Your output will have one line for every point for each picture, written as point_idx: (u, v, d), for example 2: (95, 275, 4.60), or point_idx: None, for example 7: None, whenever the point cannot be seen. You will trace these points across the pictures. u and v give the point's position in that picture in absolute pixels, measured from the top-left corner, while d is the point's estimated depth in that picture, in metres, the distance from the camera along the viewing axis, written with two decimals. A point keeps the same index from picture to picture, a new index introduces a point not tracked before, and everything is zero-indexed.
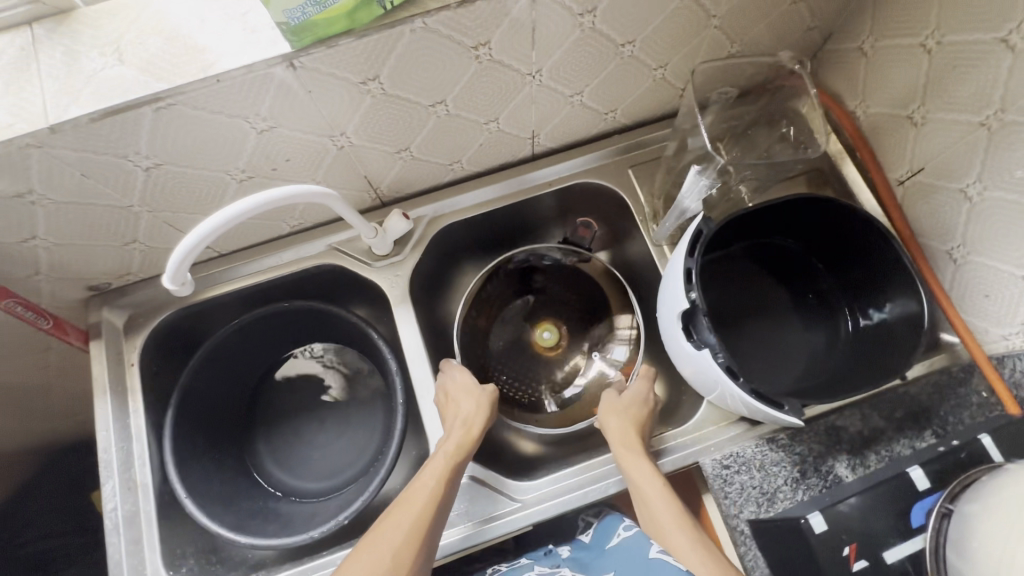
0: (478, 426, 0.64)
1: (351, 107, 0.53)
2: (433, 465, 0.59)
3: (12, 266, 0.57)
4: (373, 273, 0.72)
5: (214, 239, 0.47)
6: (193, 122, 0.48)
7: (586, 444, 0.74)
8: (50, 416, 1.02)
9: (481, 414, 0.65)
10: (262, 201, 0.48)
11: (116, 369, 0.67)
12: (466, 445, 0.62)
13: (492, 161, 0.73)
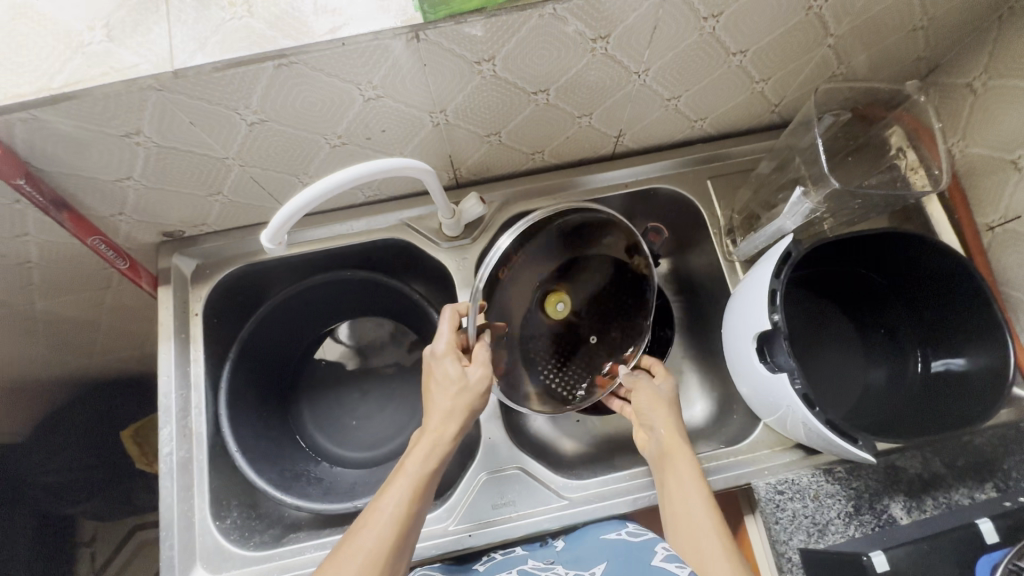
0: (451, 429, 0.58)
1: (460, 84, 0.53)
2: (414, 469, 0.55)
3: (101, 202, 0.58)
4: (439, 253, 0.72)
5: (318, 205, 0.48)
6: (308, 82, 0.48)
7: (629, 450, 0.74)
8: (89, 352, 1.03)
9: (454, 419, 0.58)
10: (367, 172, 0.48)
11: (182, 316, 0.68)
12: (436, 450, 0.57)
13: (572, 156, 0.72)
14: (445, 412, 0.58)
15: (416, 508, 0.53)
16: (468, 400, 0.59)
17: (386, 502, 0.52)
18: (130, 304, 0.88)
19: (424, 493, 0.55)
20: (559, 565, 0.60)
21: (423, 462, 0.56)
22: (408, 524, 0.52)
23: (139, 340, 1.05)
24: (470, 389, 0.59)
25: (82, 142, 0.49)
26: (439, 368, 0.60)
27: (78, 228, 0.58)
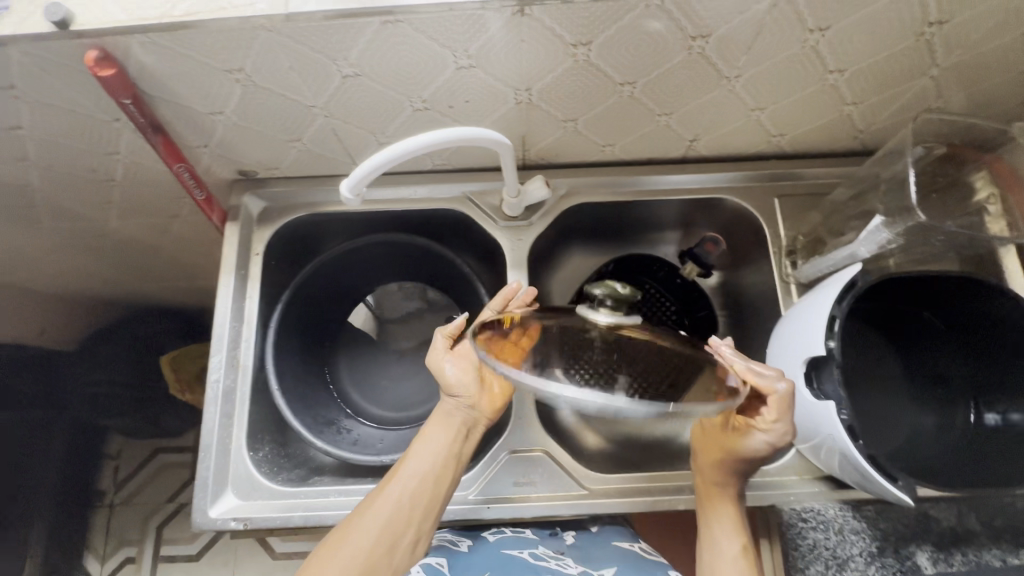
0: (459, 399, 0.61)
1: (552, 65, 0.53)
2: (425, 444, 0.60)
3: (190, 133, 0.60)
4: (496, 230, 0.73)
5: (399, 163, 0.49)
6: (407, 42, 0.49)
7: (653, 455, 0.75)
8: (143, 276, 1.08)
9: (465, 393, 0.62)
10: (450, 137, 0.49)
11: (244, 253, 0.70)
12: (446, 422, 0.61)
13: (643, 154, 0.72)
14: (447, 399, 0.62)
15: (424, 496, 0.57)
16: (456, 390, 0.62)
17: (388, 490, 0.57)
18: (189, 236, 0.92)
19: (432, 479, 0.58)
20: (569, 560, 0.62)
21: (426, 452, 0.59)
22: (422, 494, 0.57)
23: (190, 273, 1.09)
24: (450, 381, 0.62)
25: (186, 72, 0.51)
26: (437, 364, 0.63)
27: (167, 153, 0.59)
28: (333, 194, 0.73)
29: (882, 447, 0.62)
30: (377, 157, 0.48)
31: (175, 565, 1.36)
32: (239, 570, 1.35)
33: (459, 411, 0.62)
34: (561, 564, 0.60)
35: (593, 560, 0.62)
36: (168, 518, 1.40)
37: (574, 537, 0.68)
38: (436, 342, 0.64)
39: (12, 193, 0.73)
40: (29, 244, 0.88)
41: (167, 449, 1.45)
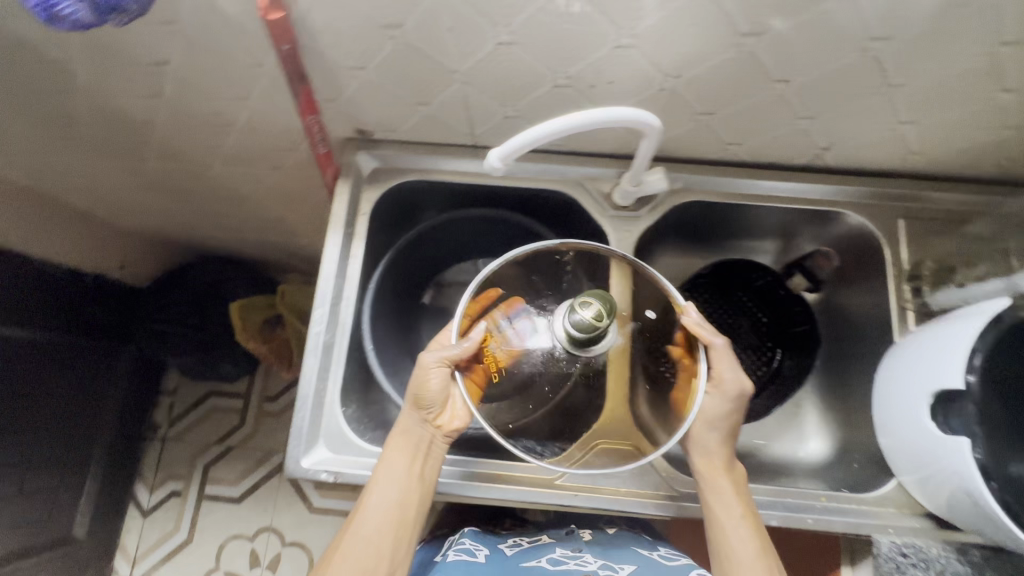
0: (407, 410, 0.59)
1: (712, 54, 0.51)
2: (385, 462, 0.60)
3: (325, 85, 0.60)
4: (602, 218, 0.71)
5: (552, 139, 0.48)
6: (576, 13, 0.47)
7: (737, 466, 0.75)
8: (227, 223, 1.11)
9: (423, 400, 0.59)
10: (611, 116, 0.48)
11: (351, 212, 0.71)
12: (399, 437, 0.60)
13: (766, 157, 0.69)
14: (408, 417, 0.61)
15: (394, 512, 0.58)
16: (427, 402, 0.60)
17: (353, 535, 0.58)
18: (282, 190, 0.93)
19: (395, 514, 0.58)
20: (588, 556, 0.64)
21: (385, 485, 0.59)
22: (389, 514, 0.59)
23: (269, 226, 1.11)
24: (432, 393, 0.59)
25: (345, 24, 0.51)
26: (421, 376, 0.59)
27: (305, 104, 0.61)
28: (444, 163, 0.72)
29: (1017, 467, 0.52)
30: (535, 130, 0.47)
31: (217, 505, 1.41)
32: (278, 518, 1.40)
33: (417, 428, 0.61)
34: (581, 564, 0.61)
35: (614, 555, 0.64)
36: (215, 459, 1.44)
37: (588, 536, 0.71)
38: (426, 360, 0.58)
39: (134, 129, 0.74)
40: (133, 179, 0.91)
41: (220, 393, 1.49)
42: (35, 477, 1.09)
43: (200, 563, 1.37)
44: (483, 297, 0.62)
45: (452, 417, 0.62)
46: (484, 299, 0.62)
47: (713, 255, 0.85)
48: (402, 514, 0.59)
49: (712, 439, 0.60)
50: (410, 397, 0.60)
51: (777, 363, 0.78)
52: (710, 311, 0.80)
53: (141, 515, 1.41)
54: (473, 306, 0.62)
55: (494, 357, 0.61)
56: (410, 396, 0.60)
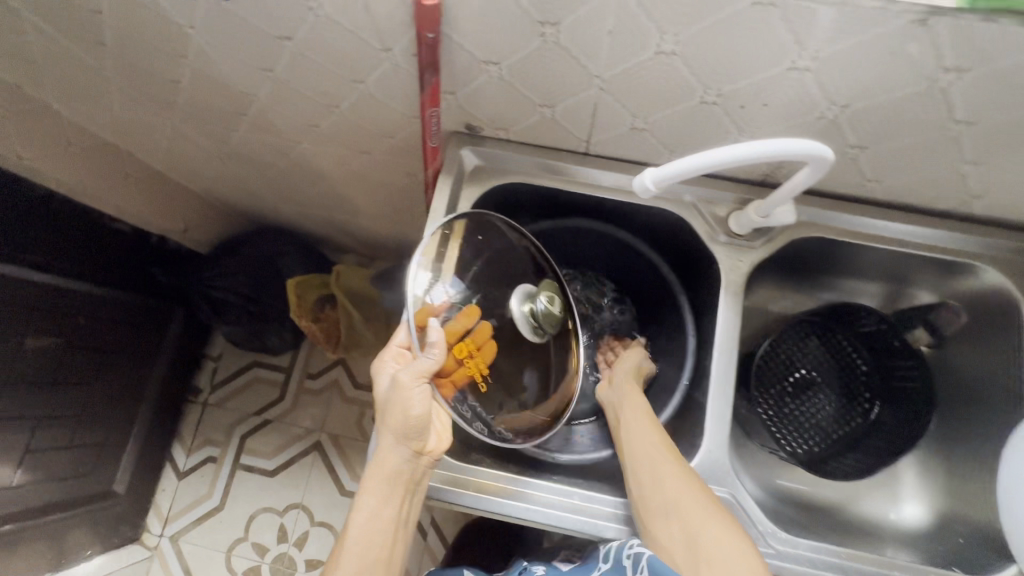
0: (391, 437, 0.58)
1: (895, 87, 0.46)
2: (367, 497, 0.59)
3: (450, 78, 0.57)
4: (714, 245, 0.67)
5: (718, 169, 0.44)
6: (756, 28, 0.43)
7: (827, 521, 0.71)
8: (297, 201, 1.09)
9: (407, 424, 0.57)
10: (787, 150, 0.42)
11: (449, 210, 0.67)
12: (379, 473, 0.59)
13: (905, 199, 0.63)
14: (393, 451, 0.58)
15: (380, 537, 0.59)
16: (412, 433, 0.58)
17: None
18: (363, 175, 0.89)
19: (378, 553, 0.58)
20: None
21: (371, 523, 0.59)
22: (374, 541, 0.58)
23: (338, 208, 1.09)
24: (415, 422, 0.57)
25: (497, 15, 0.47)
26: (401, 400, 0.58)
27: (429, 97, 0.55)
28: (551, 167, 0.68)
29: None
30: (693, 159, 0.44)
31: (250, 476, 1.32)
32: (308, 495, 1.30)
33: (404, 463, 0.59)
34: None
35: None
36: (252, 429, 1.36)
37: (542, 568, 0.67)
38: (403, 381, 0.57)
39: (232, 97, 0.72)
40: (216, 146, 0.88)
41: (264, 364, 1.41)
42: (87, 428, 1.06)
43: (227, 532, 1.28)
44: (466, 317, 0.60)
45: (439, 441, 0.61)
46: (467, 320, 0.60)
47: (816, 294, 0.79)
48: (383, 555, 0.59)
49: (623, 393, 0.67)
50: (389, 429, 0.58)
51: (875, 415, 0.73)
52: (806, 350, 0.75)
53: (176, 475, 1.32)
54: (454, 326, 0.59)
55: (472, 365, 0.60)
56: (391, 427, 0.58)
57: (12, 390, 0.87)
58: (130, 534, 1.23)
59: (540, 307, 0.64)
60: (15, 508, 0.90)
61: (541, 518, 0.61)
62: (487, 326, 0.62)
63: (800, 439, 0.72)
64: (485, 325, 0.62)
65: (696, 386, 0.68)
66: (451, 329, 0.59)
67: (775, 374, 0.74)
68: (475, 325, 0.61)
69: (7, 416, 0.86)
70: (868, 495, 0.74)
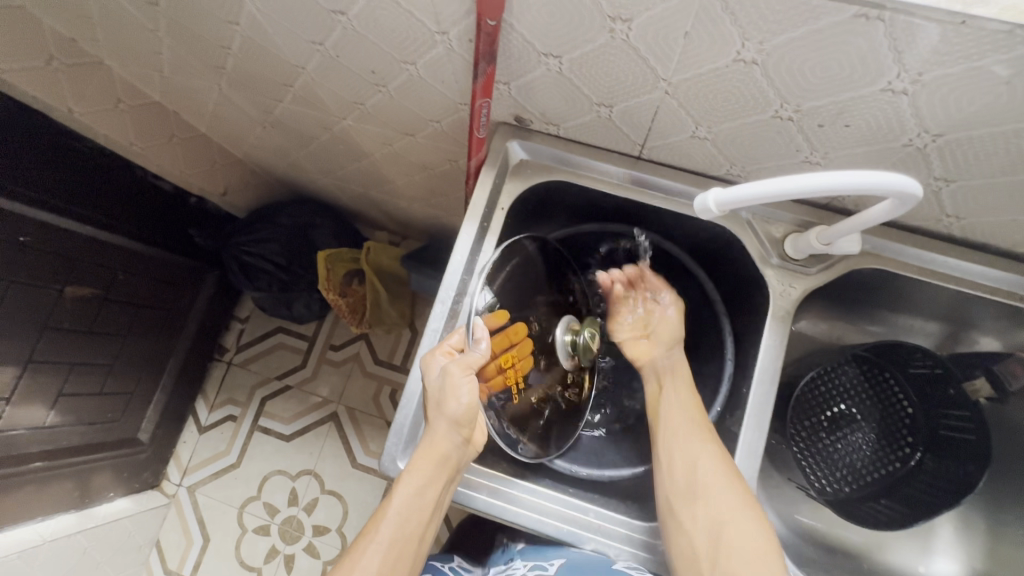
0: (445, 429, 0.56)
1: (1000, 116, 0.42)
2: (405, 488, 0.56)
3: (506, 67, 0.54)
4: (765, 267, 0.63)
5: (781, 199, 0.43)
6: (854, 43, 0.39)
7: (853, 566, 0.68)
8: (334, 174, 1.08)
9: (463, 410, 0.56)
10: (864, 184, 0.39)
11: (490, 204, 0.65)
12: (426, 466, 0.56)
13: (985, 238, 0.58)
14: (445, 436, 0.56)
15: (412, 528, 0.57)
16: (466, 420, 0.57)
17: (365, 558, 0.55)
18: (403, 156, 0.87)
19: (413, 529, 0.57)
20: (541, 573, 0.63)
21: (411, 502, 0.56)
22: (409, 531, 0.57)
23: (374, 185, 1.07)
24: (467, 410, 0.56)
25: (567, 6, 0.43)
26: (451, 389, 0.56)
27: (481, 87, 0.53)
28: (600, 168, 0.64)
29: None
30: (751, 187, 0.44)
31: (267, 438, 1.34)
32: (322, 463, 1.32)
33: (454, 450, 0.57)
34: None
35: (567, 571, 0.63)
36: (274, 393, 1.38)
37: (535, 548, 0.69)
38: (453, 371, 0.56)
39: (281, 68, 0.70)
40: (261, 114, 0.87)
41: (289, 331, 1.42)
42: (118, 378, 1.08)
43: (242, 488, 1.31)
44: (516, 331, 0.63)
45: (479, 433, 0.61)
46: (516, 333, 0.63)
47: (866, 326, 0.74)
48: (417, 532, 0.57)
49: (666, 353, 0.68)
50: (443, 414, 0.56)
51: (916, 461, 0.68)
52: (850, 386, 0.71)
53: (197, 429, 1.35)
54: (504, 336, 0.62)
55: (511, 374, 0.62)
56: (444, 414, 0.56)
57: (50, 334, 0.89)
58: (151, 480, 1.28)
59: (581, 338, 0.69)
60: (47, 447, 0.94)
61: (554, 531, 0.59)
62: (528, 342, 0.65)
63: (831, 477, 0.69)
64: (529, 342, 0.65)
65: (728, 413, 0.66)
66: (501, 341, 0.61)
67: (811, 405, 0.70)
68: (520, 340, 0.63)
69: (44, 359, 0.88)
70: (897, 545, 0.70)
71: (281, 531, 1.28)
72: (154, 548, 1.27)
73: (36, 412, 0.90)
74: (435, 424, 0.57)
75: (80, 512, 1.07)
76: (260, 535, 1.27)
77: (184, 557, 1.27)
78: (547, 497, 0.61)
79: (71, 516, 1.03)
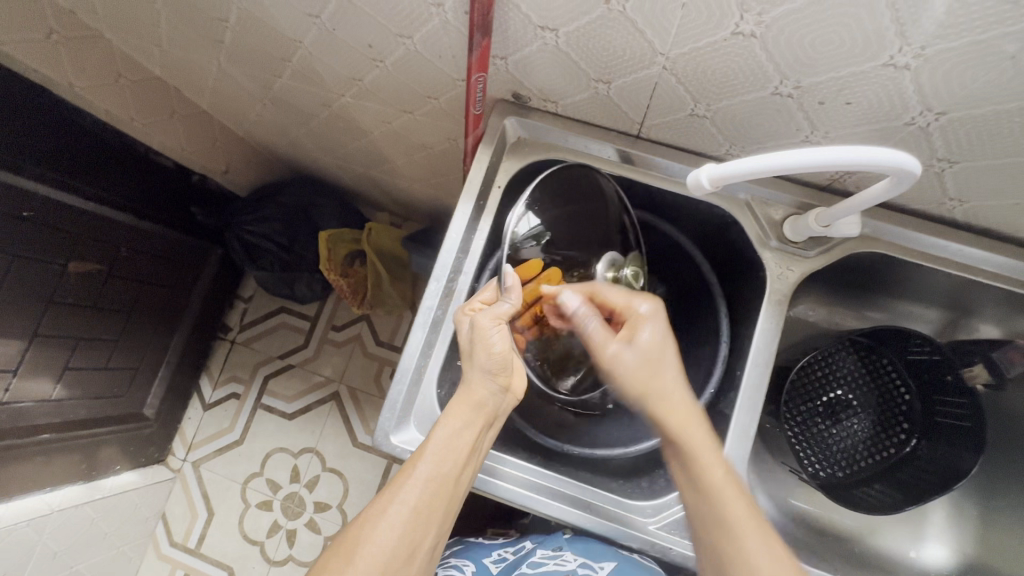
0: (481, 381, 0.58)
1: (1002, 95, 0.41)
2: (446, 427, 0.54)
3: (502, 41, 0.53)
4: (763, 250, 0.62)
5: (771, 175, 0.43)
6: (855, 15, 0.38)
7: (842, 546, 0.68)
8: (335, 153, 1.08)
9: (503, 358, 0.58)
10: (843, 160, 0.38)
11: (487, 182, 0.64)
12: (467, 405, 0.56)
13: (988, 223, 0.57)
14: (481, 385, 0.57)
15: (448, 481, 0.54)
16: (500, 367, 0.58)
17: (401, 498, 0.52)
18: (403, 135, 0.87)
19: (450, 473, 0.54)
20: (568, 555, 0.64)
21: (449, 443, 0.54)
22: (450, 480, 0.54)
23: (375, 166, 1.07)
24: (499, 357, 0.58)
25: None
26: (482, 338, 0.57)
27: (477, 61, 0.52)
28: (598, 147, 0.64)
29: None
30: (744, 164, 0.43)
31: (270, 416, 1.36)
32: (324, 441, 1.34)
33: (490, 397, 0.58)
34: (560, 563, 0.62)
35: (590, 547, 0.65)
36: (277, 371, 1.39)
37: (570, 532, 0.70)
38: (481, 321, 0.57)
39: (279, 41, 0.69)
40: (261, 90, 0.87)
41: (291, 311, 1.43)
42: (123, 354, 1.10)
43: (245, 465, 1.33)
44: (547, 277, 0.63)
45: (518, 380, 0.62)
46: (548, 279, 0.63)
47: (865, 312, 0.74)
48: (455, 478, 0.54)
49: (647, 345, 0.58)
50: (476, 363, 0.58)
51: (911, 448, 0.68)
52: (847, 371, 0.71)
53: (201, 406, 1.37)
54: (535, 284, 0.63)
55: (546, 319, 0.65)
56: (480, 364, 0.58)
57: (55, 309, 0.90)
58: (156, 455, 1.30)
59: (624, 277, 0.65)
60: (54, 419, 0.95)
61: (545, 509, 0.60)
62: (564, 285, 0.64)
63: (824, 462, 0.69)
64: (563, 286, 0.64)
65: (721, 396, 0.66)
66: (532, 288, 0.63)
67: (807, 391, 0.70)
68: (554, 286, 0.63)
69: (49, 333, 0.90)
70: (890, 530, 0.70)
71: (283, 507, 1.30)
72: (160, 520, 1.29)
73: (43, 385, 0.91)
74: (470, 371, 0.58)
75: (87, 484, 1.09)
76: (264, 510, 1.30)
77: (189, 530, 1.29)
78: (540, 476, 0.62)
79: (78, 488, 1.06)
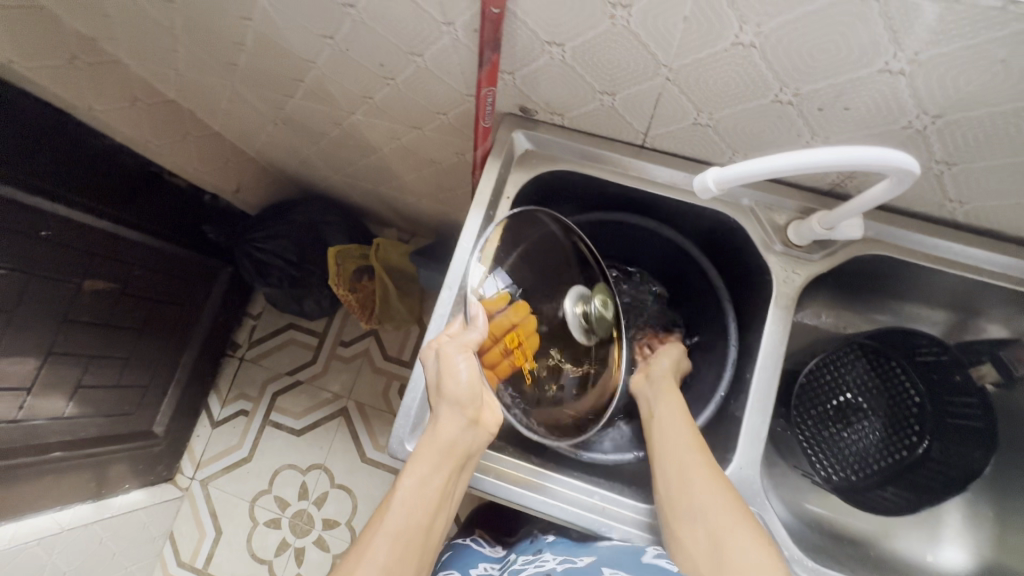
0: (450, 417, 0.56)
1: (996, 97, 0.42)
2: (412, 476, 0.54)
3: (510, 56, 0.55)
4: (769, 253, 0.63)
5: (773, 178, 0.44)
6: (850, 23, 0.40)
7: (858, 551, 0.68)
8: (344, 170, 1.10)
9: (470, 395, 0.56)
10: (845, 159, 0.40)
11: (496, 193, 0.66)
12: (434, 452, 0.55)
13: (989, 223, 0.58)
14: (450, 415, 0.55)
15: (418, 530, 0.53)
16: (467, 399, 0.56)
17: (368, 557, 0.50)
18: (413, 151, 0.89)
19: (420, 522, 0.53)
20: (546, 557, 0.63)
21: (418, 491, 0.53)
22: (418, 529, 0.53)
23: (383, 181, 1.09)
24: (468, 386, 0.56)
25: None
26: (448, 370, 0.56)
27: (486, 76, 0.53)
28: (603, 156, 0.65)
29: None
30: (750, 166, 0.44)
31: (278, 433, 1.36)
32: (332, 456, 1.33)
33: (460, 433, 0.56)
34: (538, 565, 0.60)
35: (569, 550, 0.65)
36: (286, 387, 1.40)
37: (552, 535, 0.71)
38: (448, 351, 0.57)
39: (292, 62, 0.72)
40: (273, 111, 0.89)
41: (300, 327, 1.45)
42: (134, 371, 1.11)
43: (254, 482, 1.33)
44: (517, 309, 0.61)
45: (492, 414, 0.59)
46: (518, 311, 0.61)
47: (871, 314, 0.75)
48: (425, 527, 0.53)
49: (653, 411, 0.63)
50: (445, 397, 0.56)
51: (922, 450, 0.67)
52: (856, 373, 0.71)
53: (210, 423, 1.38)
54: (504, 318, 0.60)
55: (518, 357, 0.61)
56: (449, 397, 0.56)
57: (69, 327, 0.91)
58: (164, 473, 1.30)
59: (592, 309, 0.64)
60: (67, 437, 0.96)
61: (560, 516, 0.60)
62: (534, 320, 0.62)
63: (837, 465, 0.69)
64: (531, 320, 0.62)
65: (731, 398, 0.66)
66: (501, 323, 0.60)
67: (816, 394, 0.71)
68: (523, 318, 0.61)
69: (63, 351, 0.91)
70: (904, 533, 0.70)
71: (291, 525, 1.29)
72: (168, 540, 1.29)
73: (57, 402, 0.93)
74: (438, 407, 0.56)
75: (96, 503, 1.09)
76: (272, 528, 1.29)
77: (197, 550, 1.29)
78: (557, 481, 0.62)
79: (86, 507, 1.06)
